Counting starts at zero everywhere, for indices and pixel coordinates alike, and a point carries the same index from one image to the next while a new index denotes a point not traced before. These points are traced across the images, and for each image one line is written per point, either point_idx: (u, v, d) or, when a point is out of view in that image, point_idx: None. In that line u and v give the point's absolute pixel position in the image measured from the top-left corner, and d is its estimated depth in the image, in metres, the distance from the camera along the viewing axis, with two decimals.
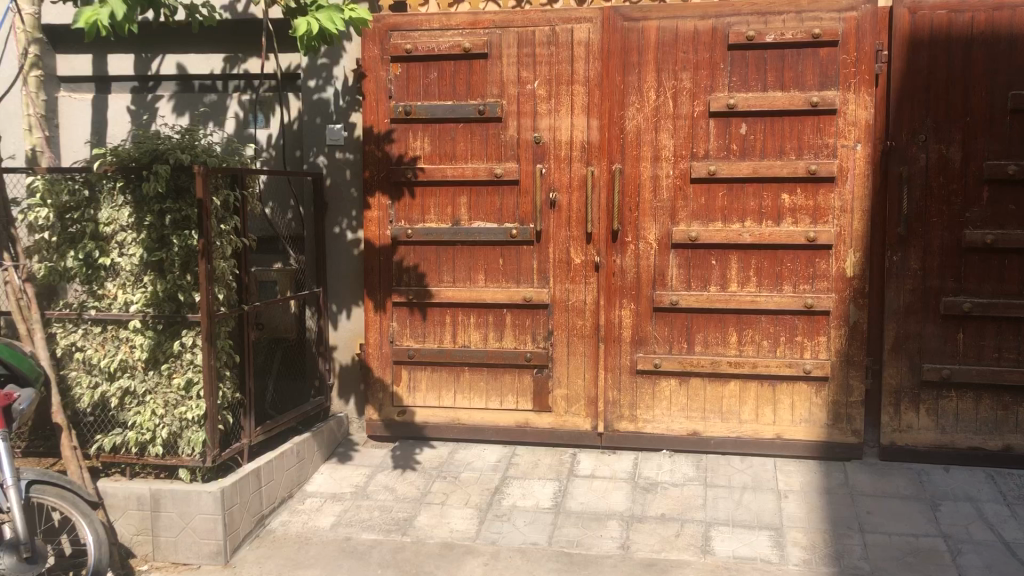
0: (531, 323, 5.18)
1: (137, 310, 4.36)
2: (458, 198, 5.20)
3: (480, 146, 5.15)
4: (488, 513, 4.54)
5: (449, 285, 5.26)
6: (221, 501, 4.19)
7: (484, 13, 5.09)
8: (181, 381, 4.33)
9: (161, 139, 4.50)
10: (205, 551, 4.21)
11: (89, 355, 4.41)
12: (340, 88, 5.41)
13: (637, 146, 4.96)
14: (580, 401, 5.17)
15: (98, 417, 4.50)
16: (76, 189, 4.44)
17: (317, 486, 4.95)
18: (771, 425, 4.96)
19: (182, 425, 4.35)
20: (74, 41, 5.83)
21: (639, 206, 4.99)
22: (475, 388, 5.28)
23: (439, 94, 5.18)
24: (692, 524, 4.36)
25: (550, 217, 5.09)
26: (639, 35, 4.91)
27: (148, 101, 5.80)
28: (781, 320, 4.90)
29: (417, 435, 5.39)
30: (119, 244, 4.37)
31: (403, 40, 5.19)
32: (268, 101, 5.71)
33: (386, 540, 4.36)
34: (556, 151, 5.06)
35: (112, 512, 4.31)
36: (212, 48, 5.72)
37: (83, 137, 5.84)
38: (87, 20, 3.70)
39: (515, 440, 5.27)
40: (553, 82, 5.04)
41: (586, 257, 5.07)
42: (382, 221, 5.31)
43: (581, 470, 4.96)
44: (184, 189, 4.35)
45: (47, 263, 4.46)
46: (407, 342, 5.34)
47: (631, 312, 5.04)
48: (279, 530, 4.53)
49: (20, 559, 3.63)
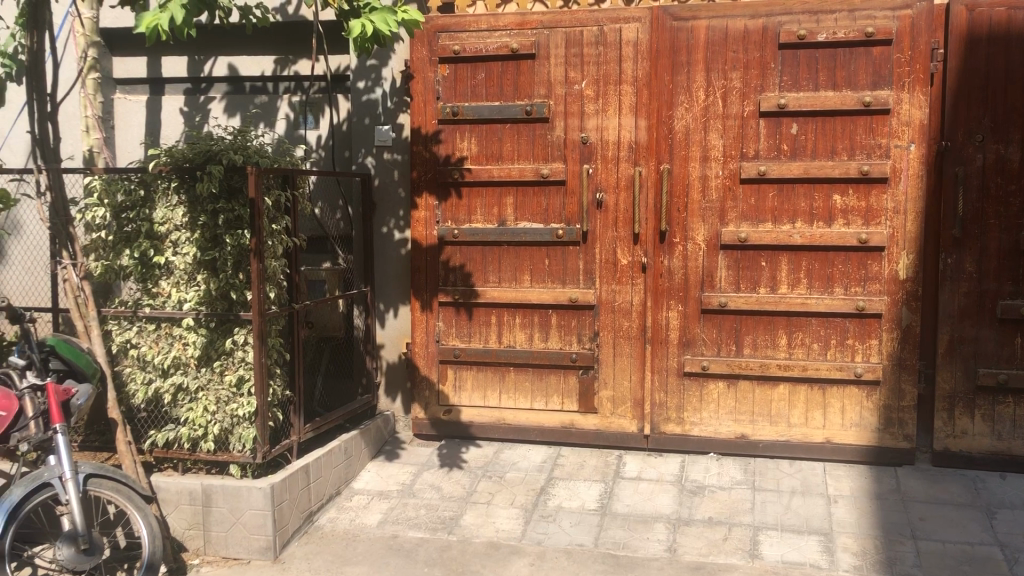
0: (577, 323, 5.17)
1: (190, 309, 4.43)
2: (505, 199, 5.21)
3: (527, 146, 5.15)
4: (534, 514, 4.55)
5: (495, 285, 5.27)
6: (271, 497, 4.25)
7: (532, 13, 5.10)
8: (233, 378, 4.40)
9: (214, 140, 4.58)
10: (255, 546, 4.26)
11: (143, 352, 4.49)
12: (388, 90, 5.45)
13: (686, 146, 4.93)
14: (626, 403, 5.15)
15: (152, 413, 4.59)
16: (132, 189, 4.52)
17: (364, 484, 4.99)
18: (820, 429, 4.90)
19: (233, 422, 4.41)
20: (131, 44, 5.95)
21: (687, 206, 4.95)
22: (520, 388, 5.29)
23: (486, 94, 5.19)
24: (740, 528, 4.32)
25: (597, 218, 5.08)
26: (688, 34, 4.88)
27: (201, 103, 5.89)
28: (831, 322, 4.83)
29: (462, 434, 5.41)
30: (173, 243, 4.45)
31: (451, 41, 5.21)
32: (317, 102, 5.78)
33: (432, 538, 4.39)
34: (604, 151, 5.04)
35: (165, 506, 4.38)
36: (263, 50, 5.81)
37: (138, 138, 5.97)
38: (147, 25, 3.77)
39: (560, 441, 5.26)
40: (601, 82, 5.03)
41: (633, 258, 5.05)
42: (429, 221, 5.33)
43: (627, 472, 4.94)
44: (237, 190, 4.43)
45: (103, 262, 4.56)
46: (452, 342, 5.37)
47: (678, 313, 5.01)
48: (327, 526, 4.58)
49: (78, 550, 3.72)
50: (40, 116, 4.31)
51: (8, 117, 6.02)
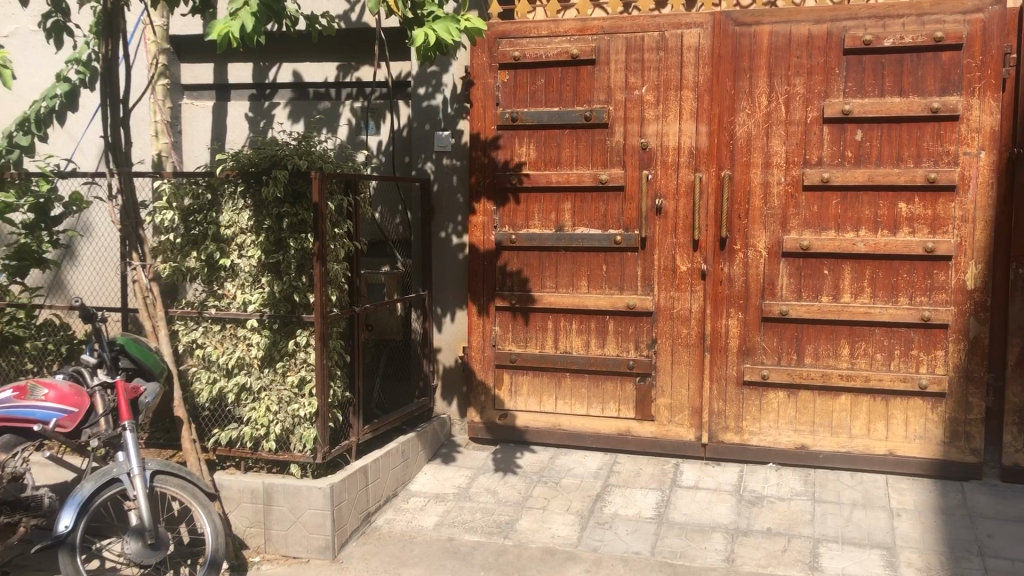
0: (635, 330, 5.15)
1: (254, 310, 4.52)
2: (563, 204, 5.21)
3: (586, 152, 5.15)
4: (590, 520, 4.54)
5: (552, 291, 5.27)
6: (330, 497, 4.30)
7: (593, 19, 5.10)
8: (295, 379, 4.47)
9: (280, 146, 4.67)
10: (314, 545, 4.32)
11: (208, 352, 4.59)
12: (448, 96, 5.50)
13: (747, 152, 4.88)
14: (684, 411, 5.10)
15: (216, 411, 4.69)
16: (200, 193, 4.64)
17: (420, 486, 5.03)
18: (883, 441, 4.80)
19: (295, 422, 4.48)
20: (199, 51, 6.09)
21: (748, 213, 4.90)
22: (576, 395, 5.28)
23: (546, 100, 5.20)
24: (800, 539, 4.26)
25: (656, 224, 5.05)
26: (751, 39, 4.84)
27: (265, 108, 6.01)
28: (895, 332, 4.74)
29: (518, 439, 5.42)
30: (239, 246, 4.55)
31: (511, 47, 5.24)
32: (379, 109, 5.87)
33: (488, 542, 4.40)
34: (664, 157, 5.02)
35: (228, 503, 4.46)
36: (326, 57, 5.91)
37: (205, 142, 6.13)
38: (219, 32, 3.87)
39: (617, 448, 5.24)
40: (661, 87, 5.01)
41: (692, 265, 5.01)
42: (487, 226, 5.35)
43: (684, 481, 4.90)
44: (301, 194, 4.50)
45: (171, 263, 4.66)
46: (509, 347, 5.38)
47: (738, 321, 4.96)
48: (384, 527, 4.62)
49: (145, 545, 3.81)
50: (113, 120, 4.44)
51: (81, 122, 6.20)
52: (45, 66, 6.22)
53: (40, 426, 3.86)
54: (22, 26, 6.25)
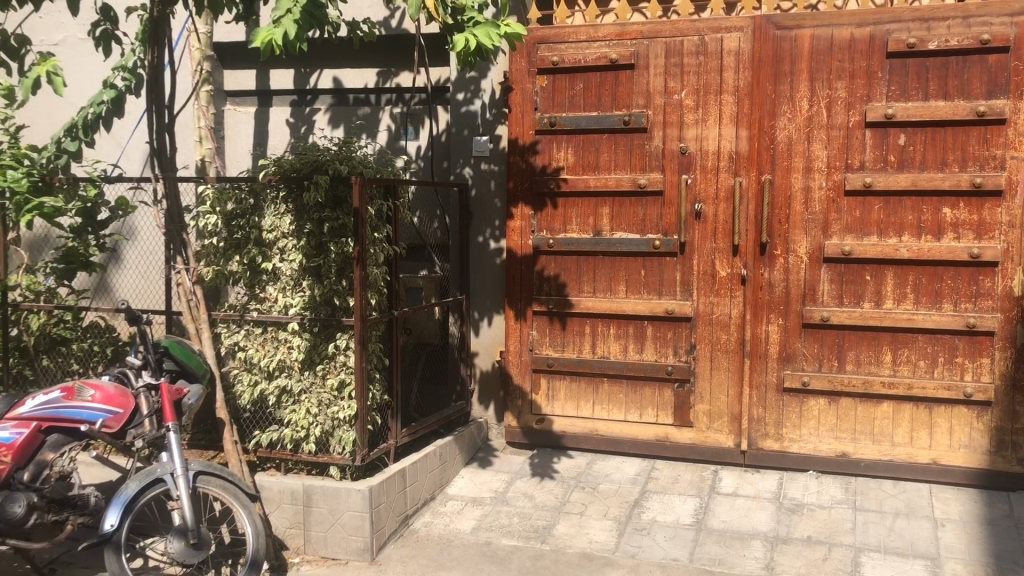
0: (673, 336, 5.13)
1: (296, 313, 4.57)
2: (601, 208, 5.21)
3: (625, 157, 5.14)
4: (628, 526, 4.52)
5: (589, 296, 5.27)
6: (369, 499, 4.33)
7: (632, 24, 5.09)
8: (335, 382, 4.51)
9: (321, 151, 4.72)
10: (353, 547, 4.35)
11: (250, 354, 4.65)
12: (487, 101, 5.52)
13: (788, 157, 4.84)
14: (723, 417, 5.06)
15: (257, 413, 4.74)
16: (242, 198, 4.70)
17: (457, 490, 5.05)
18: (927, 450, 4.73)
19: (334, 425, 4.52)
20: (242, 58, 6.19)
21: (789, 218, 4.86)
22: (614, 400, 5.26)
23: (585, 105, 5.20)
24: (841, 548, 4.21)
25: (695, 229, 5.03)
26: (792, 43, 4.80)
27: (306, 114, 6.08)
28: (939, 339, 4.67)
29: (555, 444, 5.42)
30: (280, 250, 4.61)
31: (550, 52, 5.24)
32: (418, 114, 5.91)
33: (526, 547, 4.40)
34: (703, 161, 5.00)
35: (268, 504, 4.51)
36: (366, 63, 5.98)
37: (247, 147, 6.21)
38: (262, 40, 3.92)
39: (655, 454, 5.22)
40: (701, 92, 4.98)
41: (732, 270, 4.98)
42: (525, 231, 5.36)
43: (723, 488, 4.86)
44: (342, 199, 4.54)
45: (214, 267, 4.74)
46: (546, 352, 5.38)
47: (779, 327, 4.91)
48: (422, 530, 4.64)
49: (187, 544, 3.85)
50: (159, 126, 4.51)
51: (126, 128, 6.32)
52: (93, 72, 6.35)
53: (88, 426, 3.93)
54: (71, 34, 6.39)
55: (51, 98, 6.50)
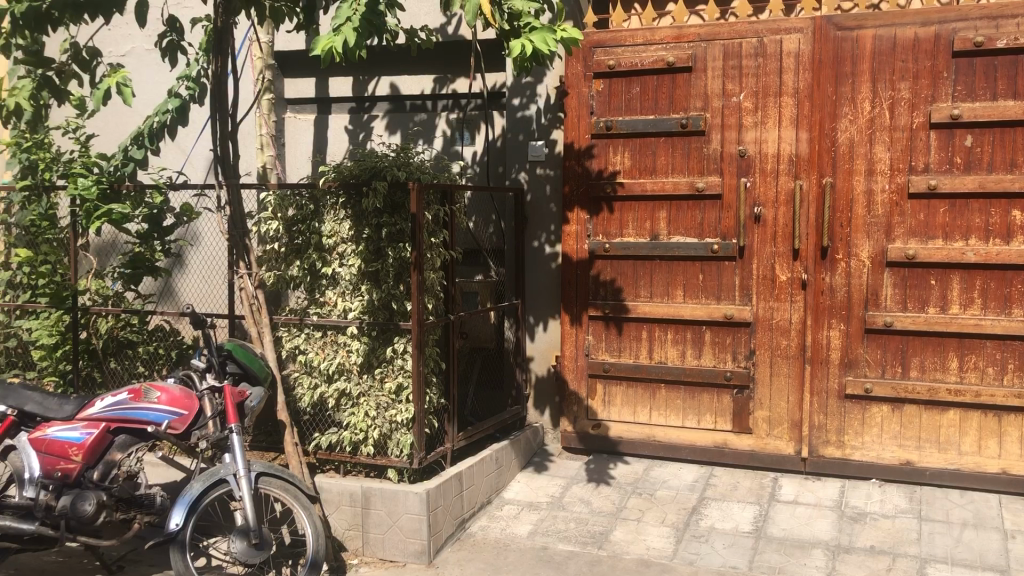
0: (732, 341, 5.07)
1: (354, 317, 4.63)
2: (658, 212, 5.17)
3: (682, 160, 5.10)
4: (686, 533, 4.48)
5: (646, 300, 5.23)
6: (427, 502, 4.35)
7: (689, 26, 5.06)
8: (392, 385, 4.56)
9: (379, 157, 4.79)
10: (411, 549, 4.38)
11: (310, 357, 4.72)
12: (543, 106, 5.53)
13: (850, 159, 4.76)
14: (783, 424, 4.99)
15: (316, 416, 4.81)
16: (302, 204, 4.78)
17: (514, 494, 5.06)
18: (996, 459, 4.60)
19: (392, 428, 4.57)
20: (302, 66, 6.31)
21: (851, 221, 4.77)
22: (671, 406, 5.22)
23: (641, 108, 5.18)
24: (906, 559, 4.11)
25: (754, 233, 4.97)
26: (853, 44, 4.72)
27: (364, 121, 6.16)
28: (1009, 345, 4.55)
29: (611, 449, 5.38)
30: (340, 255, 4.67)
31: (607, 56, 5.23)
32: (473, 120, 5.94)
33: (583, 552, 4.38)
34: (763, 164, 4.94)
35: (327, 506, 4.56)
36: (423, 69, 6.05)
37: (307, 154, 6.30)
38: (323, 48, 3.97)
39: (713, 460, 5.16)
40: (760, 94, 4.93)
41: (792, 274, 4.91)
42: (581, 235, 5.35)
43: (783, 495, 4.79)
44: (399, 205, 4.59)
45: (275, 272, 4.84)
46: (602, 356, 5.36)
47: (840, 333, 4.83)
48: (479, 534, 4.66)
49: (250, 544, 3.91)
50: (222, 134, 4.60)
51: (190, 136, 6.47)
52: (159, 82, 6.52)
53: (154, 427, 4.02)
54: (138, 46, 6.59)
55: (119, 108, 6.69)
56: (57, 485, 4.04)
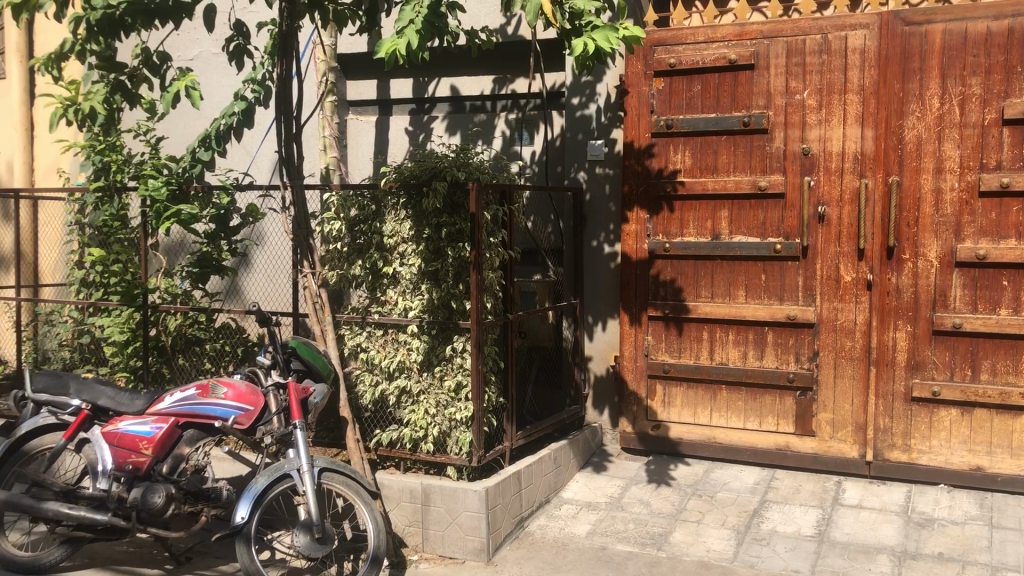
0: (795, 342, 5.00)
1: (415, 316, 4.68)
2: (719, 212, 5.13)
3: (744, 158, 5.05)
4: (747, 536, 4.43)
5: (707, 301, 5.19)
6: (486, 500, 4.37)
7: (751, 23, 5.01)
8: (452, 383, 4.60)
9: (439, 158, 4.84)
10: (470, 547, 4.40)
11: (372, 355, 4.80)
12: (602, 105, 5.52)
13: (917, 157, 4.65)
14: (847, 427, 4.90)
15: (377, 413, 4.87)
16: (365, 204, 4.85)
17: (572, 494, 5.06)
18: None
19: (452, 425, 4.61)
20: (364, 69, 6.41)
21: (918, 221, 4.67)
22: (733, 407, 5.16)
23: (702, 107, 5.14)
24: (976, 566, 4.01)
25: (818, 232, 4.90)
26: (921, 39, 4.62)
27: (424, 122, 6.24)
28: None
29: (671, 451, 5.35)
30: (401, 255, 4.73)
31: (667, 54, 5.21)
32: (533, 120, 5.96)
33: (642, 553, 4.37)
34: (827, 162, 4.86)
35: (388, 502, 4.62)
36: (483, 69, 6.10)
37: (369, 154, 6.40)
38: (386, 50, 3.99)
39: (775, 463, 5.09)
40: (825, 91, 4.85)
41: (857, 275, 4.82)
42: (640, 234, 5.33)
43: (847, 499, 4.71)
44: (459, 205, 4.63)
45: (338, 271, 4.93)
46: (662, 357, 5.32)
47: (907, 334, 4.72)
48: (537, 533, 4.67)
49: (313, 538, 3.98)
50: (287, 136, 4.66)
51: (256, 138, 6.62)
52: (225, 85, 6.69)
53: (221, 423, 4.11)
54: (205, 49, 6.76)
55: (188, 111, 6.87)
56: (129, 477, 4.16)
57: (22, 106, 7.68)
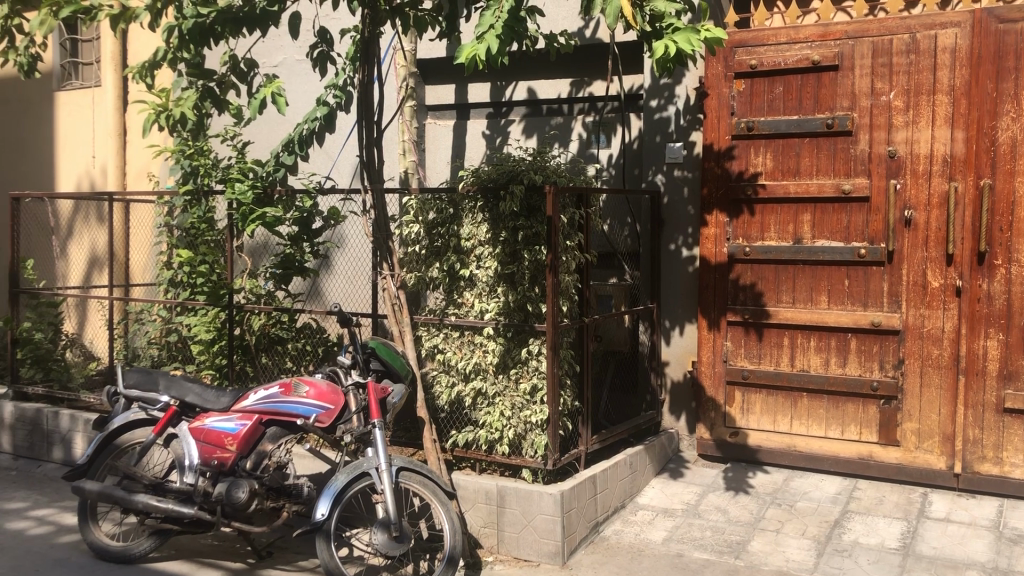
0: (880, 350, 4.87)
1: (491, 318, 4.72)
2: (802, 216, 5.03)
3: (827, 161, 4.95)
4: (828, 546, 4.33)
5: (788, 306, 5.09)
6: (561, 503, 4.37)
7: (836, 23, 4.91)
8: (527, 386, 4.62)
9: (516, 161, 4.86)
10: (545, 549, 4.40)
11: (449, 357, 4.85)
12: (681, 108, 5.47)
13: (1011, 159, 4.50)
14: (934, 437, 4.76)
15: (453, 414, 4.91)
16: (443, 207, 4.90)
17: (648, 500, 5.02)
18: None
19: (527, 428, 4.62)
20: (443, 74, 6.50)
21: (1012, 226, 4.51)
22: (814, 415, 5.06)
23: (784, 109, 5.05)
24: None
25: (905, 236, 4.77)
26: (1017, 37, 4.47)
27: (502, 126, 6.28)
28: None
29: (750, 458, 5.26)
30: (477, 257, 4.78)
31: (748, 56, 5.13)
32: (610, 122, 5.95)
33: (719, 561, 4.31)
34: (914, 165, 4.73)
35: (464, 503, 4.65)
36: (560, 74, 6.12)
37: (446, 159, 6.50)
38: (467, 56, 4.00)
39: (857, 473, 4.97)
40: (913, 92, 4.72)
41: (946, 281, 4.67)
42: (720, 238, 5.25)
43: (934, 512, 4.57)
44: (536, 208, 4.64)
45: (416, 273, 5.00)
46: (741, 363, 5.24)
47: (999, 342, 4.56)
48: (613, 537, 4.66)
49: (391, 537, 4.04)
50: (368, 140, 4.72)
51: (337, 143, 6.80)
52: (308, 91, 6.88)
53: (303, 420, 4.21)
54: (289, 56, 6.99)
55: (272, 117, 7.09)
56: (214, 473, 4.30)
57: (116, 112, 8.00)
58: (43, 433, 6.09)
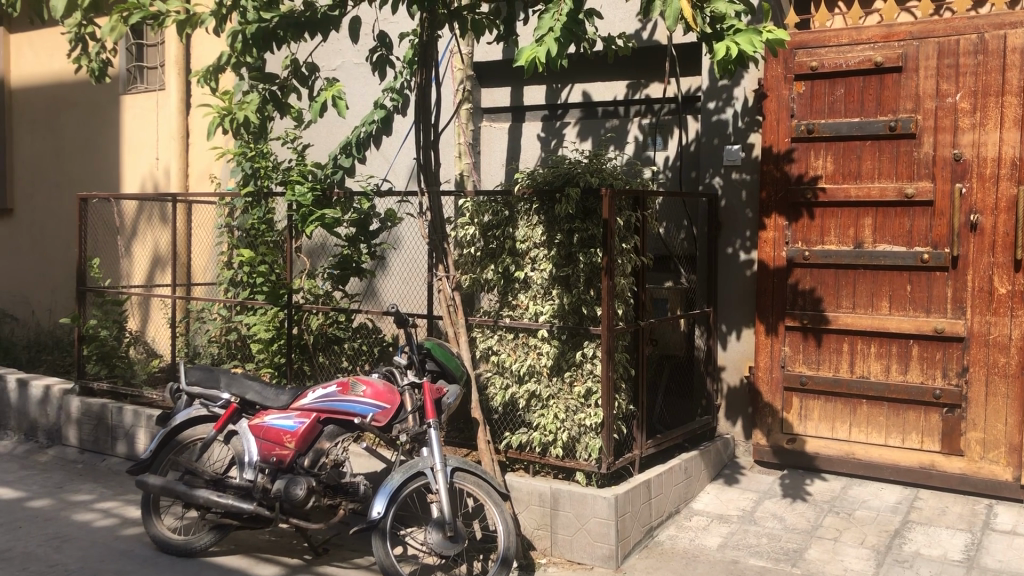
0: (943, 357, 4.76)
1: (545, 320, 4.72)
2: (863, 220, 4.95)
3: (890, 164, 4.86)
4: (888, 556, 4.25)
5: (848, 312, 5.01)
6: (615, 507, 4.36)
7: (900, 24, 4.82)
8: (581, 389, 4.60)
9: (573, 164, 4.87)
10: (599, 553, 4.39)
11: (503, 358, 4.87)
12: (740, 109, 5.42)
13: None
14: (999, 447, 4.64)
15: (506, 415, 4.92)
16: (498, 210, 4.93)
17: (704, 505, 4.98)
18: None
19: (581, 431, 4.61)
20: (500, 76, 6.54)
21: None
22: (874, 423, 4.96)
23: (845, 111, 4.98)
24: None
25: (970, 242, 4.66)
26: None
27: (557, 128, 6.30)
28: None
29: (807, 465, 5.18)
30: (532, 259, 4.79)
31: (809, 58, 5.07)
32: (667, 124, 5.91)
33: (775, 569, 4.25)
34: (981, 168, 4.62)
35: (518, 504, 4.66)
36: (616, 76, 6.11)
37: (502, 161, 6.54)
38: (526, 57, 4.01)
39: (919, 482, 4.86)
40: (980, 93, 4.61)
41: (1013, 287, 4.55)
42: (778, 242, 5.19)
43: (999, 524, 4.45)
44: (592, 211, 4.64)
45: (471, 275, 5.03)
46: (799, 369, 5.17)
47: None
48: (667, 542, 4.63)
49: (445, 536, 4.06)
50: (425, 143, 4.77)
51: (394, 145, 6.88)
52: (367, 94, 6.99)
53: (360, 420, 4.26)
54: (348, 60, 7.10)
55: (331, 119, 7.21)
56: (273, 469, 4.37)
57: (180, 115, 8.19)
58: (107, 428, 6.24)
